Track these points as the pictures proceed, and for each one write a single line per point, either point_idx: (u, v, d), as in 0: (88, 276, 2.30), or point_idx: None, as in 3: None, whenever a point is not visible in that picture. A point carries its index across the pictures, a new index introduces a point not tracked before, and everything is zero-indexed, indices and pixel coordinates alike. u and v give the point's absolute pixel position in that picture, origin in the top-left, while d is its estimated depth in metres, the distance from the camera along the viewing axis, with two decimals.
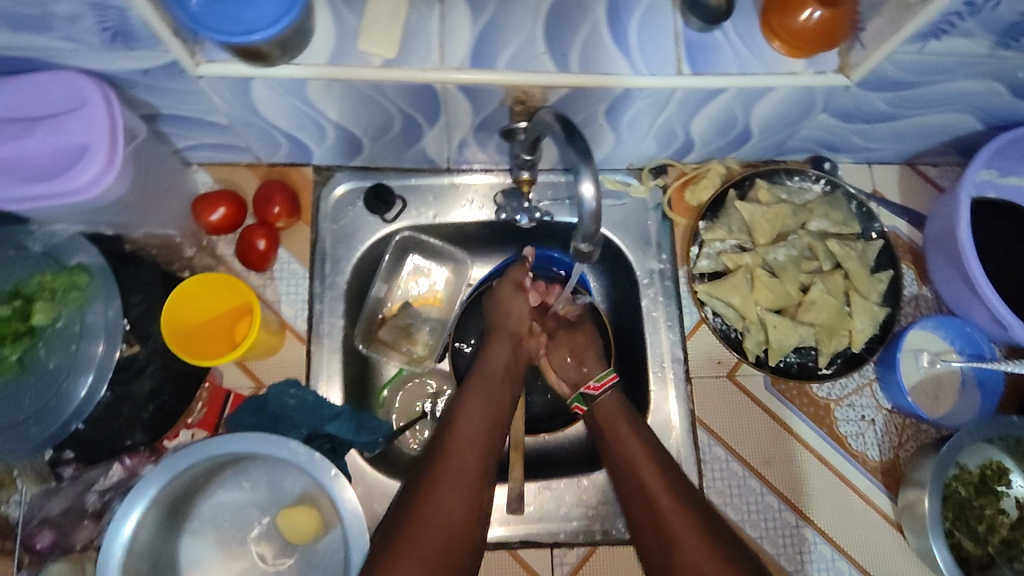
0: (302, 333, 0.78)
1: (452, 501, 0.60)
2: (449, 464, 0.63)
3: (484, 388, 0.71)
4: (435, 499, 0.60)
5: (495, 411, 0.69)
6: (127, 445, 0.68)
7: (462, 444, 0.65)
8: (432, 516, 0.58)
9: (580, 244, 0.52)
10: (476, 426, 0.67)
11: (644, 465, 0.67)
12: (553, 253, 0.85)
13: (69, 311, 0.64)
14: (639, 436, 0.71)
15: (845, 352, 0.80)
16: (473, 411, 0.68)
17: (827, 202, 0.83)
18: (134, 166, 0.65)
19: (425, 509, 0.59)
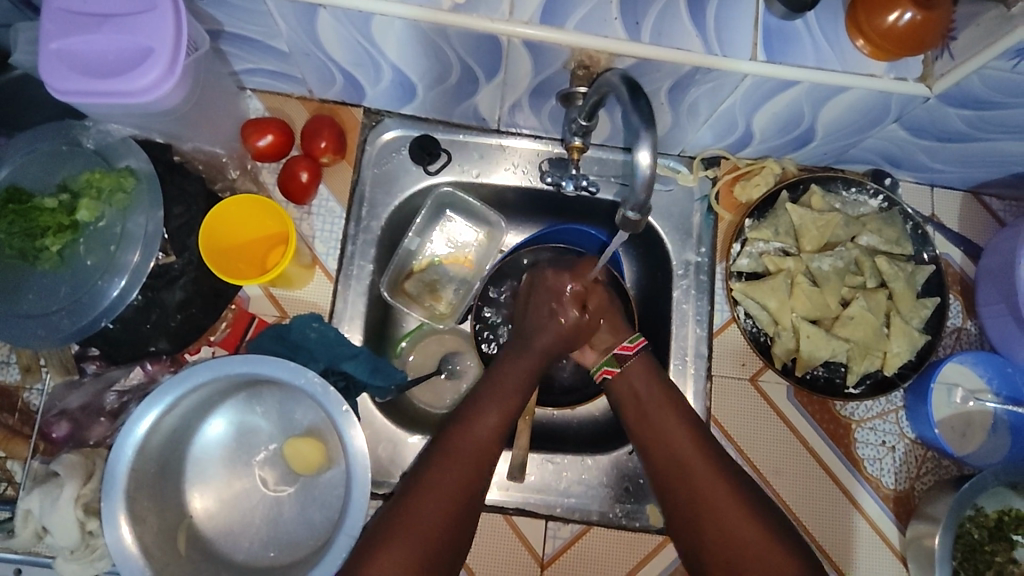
0: (331, 271, 0.78)
1: (453, 480, 0.61)
2: (455, 447, 0.63)
3: (510, 372, 0.71)
4: (436, 484, 0.60)
5: (520, 394, 0.69)
6: (150, 351, 0.68)
7: (474, 427, 0.65)
8: (428, 499, 0.60)
9: (627, 212, 0.49)
10: (493, 407, 0.67)
11: (664, 407, 0.67)
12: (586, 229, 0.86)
13: (112, 212, 0.64)
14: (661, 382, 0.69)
15: (876, 374, 0.77)
16: (495, 396, 0.68)
17: (881, 218, 0.80)
18: (193, 78, 0.65)
19: (426, 489, 0.60)
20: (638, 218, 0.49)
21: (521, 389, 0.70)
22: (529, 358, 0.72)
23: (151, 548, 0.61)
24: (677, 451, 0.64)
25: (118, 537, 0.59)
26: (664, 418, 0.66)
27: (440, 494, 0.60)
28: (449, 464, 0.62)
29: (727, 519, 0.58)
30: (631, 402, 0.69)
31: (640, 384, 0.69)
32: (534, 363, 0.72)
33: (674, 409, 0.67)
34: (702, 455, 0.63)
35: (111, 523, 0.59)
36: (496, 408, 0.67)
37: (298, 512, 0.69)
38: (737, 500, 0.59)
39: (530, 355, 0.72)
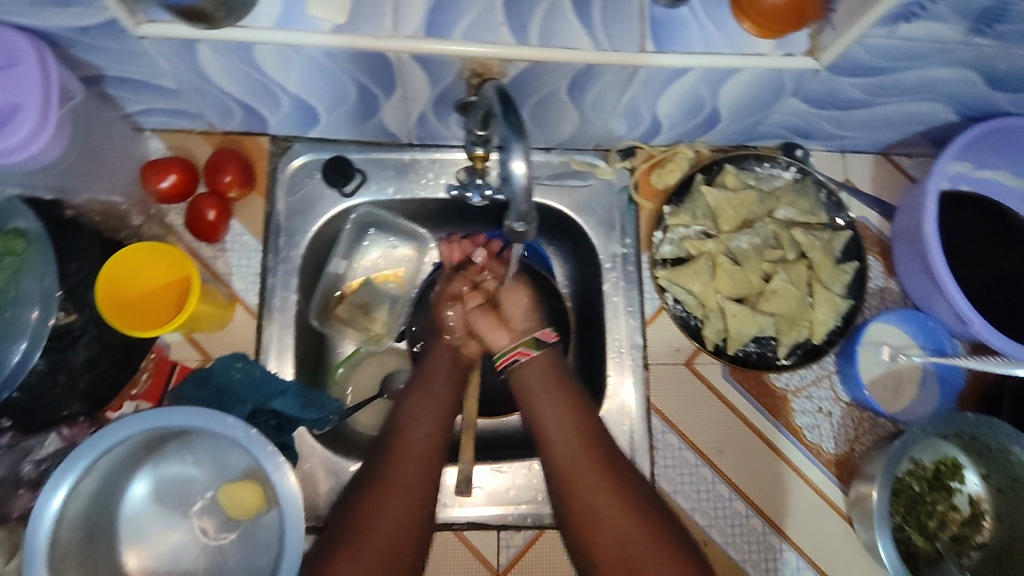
0: (252, 307, 0.77)
1: (400, 496, 0.61)
2: (399, 464, 0.63)
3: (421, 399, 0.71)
4: (385, 499, 0.60)
5: (438, 419, 0.69)
6: (64, 416, 0.66)
7: (412, 444, 0.65)
8: (379, 516, 0.59)
9: (515, 226, 0.53)
10: (419, 429, 0.67)
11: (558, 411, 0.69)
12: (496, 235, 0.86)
13: (5, 276, 0.62)
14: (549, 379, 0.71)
15: (806, 344, 0.79)
16: (415, 420, 0.68)
17: (795, 190, 0.81)
18: (72, 129, 0.63)
19: (373, 508, 0.60)
20: (524, 230, 0.54)
21: (438, 415, 0.69)
22: (436, 389, 0.72)
23: None
24: (565, 457, 0.66)
25: None
26: (561, 422, 0.68)
27: (389, 510, 0.60)
28: (394, 477, 0.62)
29: (610, 523, 0.61)
30: (531, 403, 0.71)
31: (538, 388, 0.71)
32: (442, 388, 0.73)
33: (563, 400, 0.69)
34: (591, 456, 0.65)
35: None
36: (417, 439, 0.66)
37: (242, 558, 0.67)
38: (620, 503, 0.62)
39: (436, 388, 0.72)
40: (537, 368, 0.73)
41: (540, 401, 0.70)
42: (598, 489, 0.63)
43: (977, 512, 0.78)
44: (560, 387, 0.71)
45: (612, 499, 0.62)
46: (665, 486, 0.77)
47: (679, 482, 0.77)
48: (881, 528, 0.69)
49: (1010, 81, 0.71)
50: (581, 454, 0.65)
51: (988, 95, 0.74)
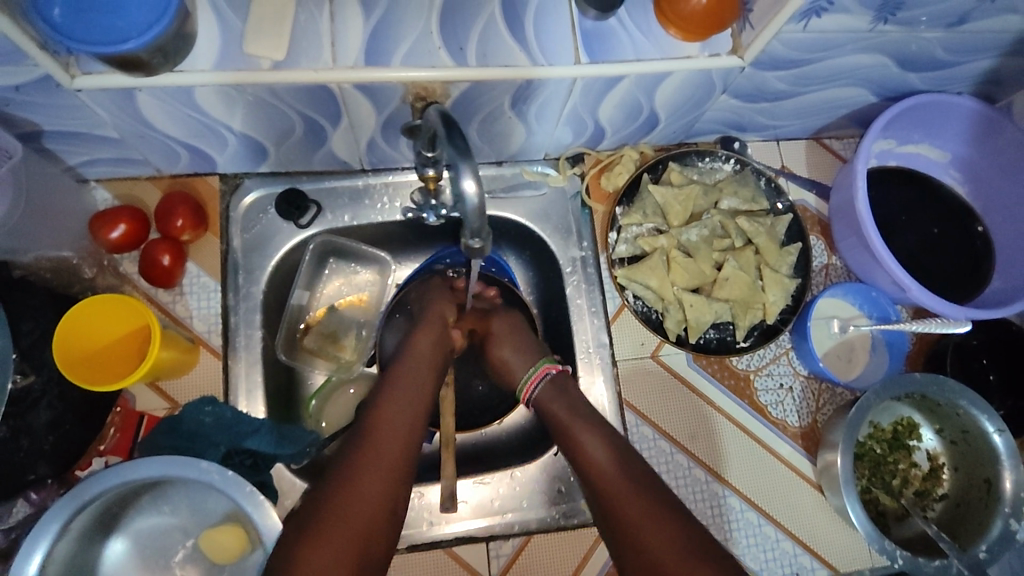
0: (217, 349, 0.76)
1: (376, 479, 0.60)
2: (375, 450, 0.62)
3: (407, 379, 0.71)
4: (361, 482, 0.59)
5: (421, 403, 0.69)
6: (31, 480, 0.64)
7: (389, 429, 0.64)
8: (354, 499, 0.58)
9: (472, 241, 0.55)
10: (401, 414, 0.66)
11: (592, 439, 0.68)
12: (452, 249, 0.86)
13: None
14: (569, 406, 0.72)
15: (761, 325, 0.83)
16: (397, 406, 0.67)
17: (736, 180, 0.85)
18: (13, 189, 0.62)
19: (349, 492, 0.58)
20: (481, 245, 0.55)
21: (422, 398, 0.69)
22: (416, 381, 0.70)
23: None
24: (606, 482, 0.64)
25: None
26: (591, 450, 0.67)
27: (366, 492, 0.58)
28: (369, 460, 0.61)
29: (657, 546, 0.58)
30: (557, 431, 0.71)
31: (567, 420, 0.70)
32: (425, 371, 0.73)
33: (583, 424, 0.69)
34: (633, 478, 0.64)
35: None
36: (390, 446, 0.63)
37: None
38: (664, 520, 0.60)
39: (421, 371, 0.72)
40: (558, 396, 0.73)
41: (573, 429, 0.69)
42: (642, 512, 0.60)
43: (937, 466, 0.82)
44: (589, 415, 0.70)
45: (658, 520, 0.60)
46: None
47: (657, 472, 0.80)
48: (849, 492, 0.73)
49: (919, 61, 0.76)
50: (620, 476, 0.64)
51: (901, 77, 0.79)
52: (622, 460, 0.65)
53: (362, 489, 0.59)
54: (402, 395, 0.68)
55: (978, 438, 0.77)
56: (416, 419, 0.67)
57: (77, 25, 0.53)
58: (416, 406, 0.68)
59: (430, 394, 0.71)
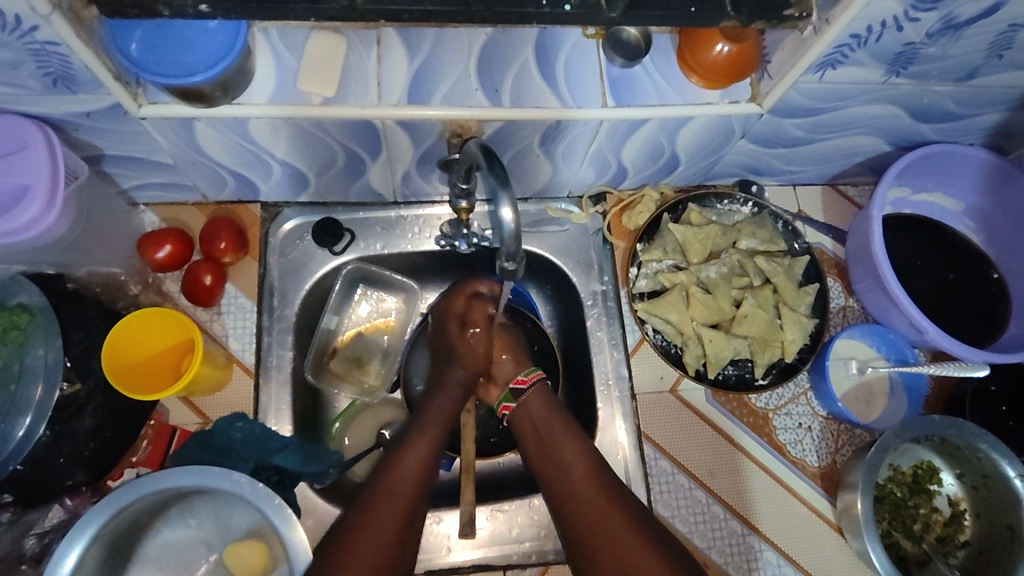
0: (250, 367, 0.79)
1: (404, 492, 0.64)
2: (398, 469, 0.66)
3: (437, 415, 0.74)
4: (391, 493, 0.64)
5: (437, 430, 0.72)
6: (67, 486, 0.66)
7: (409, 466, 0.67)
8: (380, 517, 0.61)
9: (506, 262, 0.57)
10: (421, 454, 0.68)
11: (569, 448, 0.72)
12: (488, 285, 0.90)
13: (8, 350, 0.63)
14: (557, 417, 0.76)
15: (780, 363, 0.84)
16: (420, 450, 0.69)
17: (754, 222, 0.88)
18: (76, 206, 0.66)
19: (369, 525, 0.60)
20: (514, 267, 0.58)
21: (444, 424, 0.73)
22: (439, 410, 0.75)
23: None
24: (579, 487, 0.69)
25: None
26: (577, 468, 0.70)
27: (388, 514, 0.62)
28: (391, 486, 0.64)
29: (625, 557, 0.62)
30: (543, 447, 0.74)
31: (543, 430, 0.75)
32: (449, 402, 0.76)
33: (569, 438, 0.73)
34: (598, 491, 0.68)
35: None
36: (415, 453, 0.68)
37: None
38: (632, 533, 0.63)
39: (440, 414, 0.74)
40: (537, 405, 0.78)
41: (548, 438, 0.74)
42: (606, 513, 0.66)
43: (958, 512, 0.81)
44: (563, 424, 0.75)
45: (622, 526, 0.64)
46: (662, 511, 0.79)
47: (675, 507, 0.79)
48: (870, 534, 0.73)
49: (932, 113, 0.79)
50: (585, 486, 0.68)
51: (914, 127, 0.82)
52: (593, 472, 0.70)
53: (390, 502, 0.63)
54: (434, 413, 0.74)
55: (998, 483, 0.77)
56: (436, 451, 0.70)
57: (150, 58, 0.58)
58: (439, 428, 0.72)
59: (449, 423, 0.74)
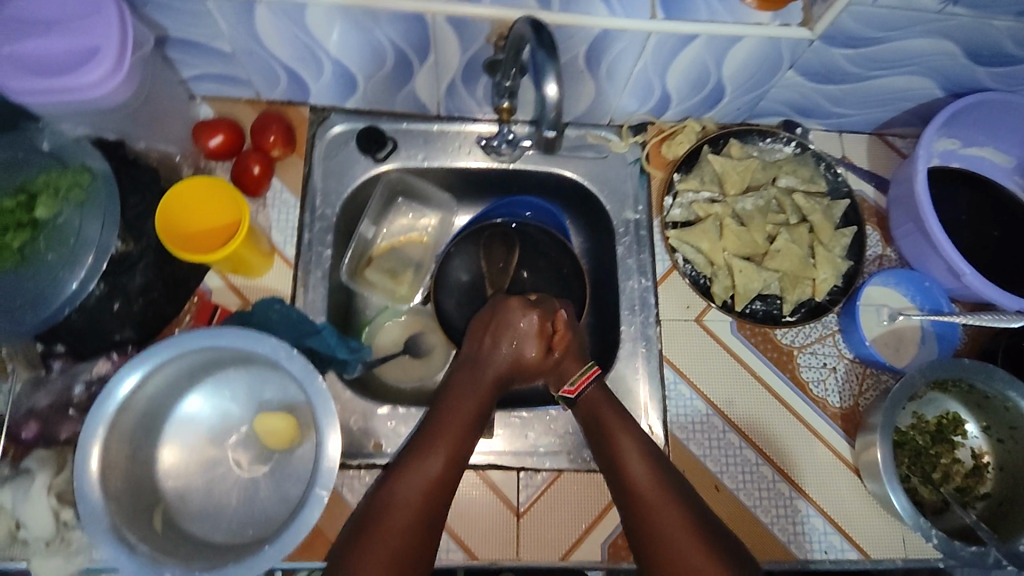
0: (290, 259, 0.82)
1: (421, 487, 0.63)
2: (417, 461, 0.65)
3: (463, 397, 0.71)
4: (403, 485, 0.63)
5: (463, 432, 0.68)
6: (115, 341, 0.70)
7: (427, 456, 0.65)
8: (397, 517, 0.61)
9: (545, 131, 0.62)
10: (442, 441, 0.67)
11: (627, 442, 0.69)
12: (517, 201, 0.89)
13: (69, 208, 0.68)
14: (615, 410, 0.72)
15: (809, 302, 0.84)
16: (439, 437, 0.67)
17: (795, 160, 0.87)
18: (141, 75, 0.69)
19: (384, 526, 0.61)
20: (555, 137, 0.63)
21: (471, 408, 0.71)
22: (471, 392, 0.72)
23: (121, 524, 0.61)
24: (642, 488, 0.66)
25: (88, 502, 0.60)
26: (640, 476, 0.66)
27: (401, 514, 0.61)
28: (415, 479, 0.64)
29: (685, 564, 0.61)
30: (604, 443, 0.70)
31: (608, 426, 0.70)
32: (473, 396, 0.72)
33: (627, 431, 0.69)
34: (660, 490, 0.65)
35: (82, 478, 0.60)
36: (431, 442, 0.66)
37: (273, 489, 0.71)
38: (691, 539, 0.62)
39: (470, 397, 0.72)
40: (600, 399, 0.73)
41: (608, 432, 0.70)
42: (667, 516, 0.63)
43: (981, 465, 0.80)
44: (629, 424, 0.71)
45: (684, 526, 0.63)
46: (677, 433, 0.80)
47: (691, 430, 0.80)
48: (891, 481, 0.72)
49: (989, 53, 0.77)
50: (655, 493, 0.65)
51: (969, 69, 0.81)
52: (654, 476, 0.66)
53: (403, 497, 0.62)
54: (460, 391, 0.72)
55: None
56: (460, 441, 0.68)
57: None
58: (463, 412, 0.70)
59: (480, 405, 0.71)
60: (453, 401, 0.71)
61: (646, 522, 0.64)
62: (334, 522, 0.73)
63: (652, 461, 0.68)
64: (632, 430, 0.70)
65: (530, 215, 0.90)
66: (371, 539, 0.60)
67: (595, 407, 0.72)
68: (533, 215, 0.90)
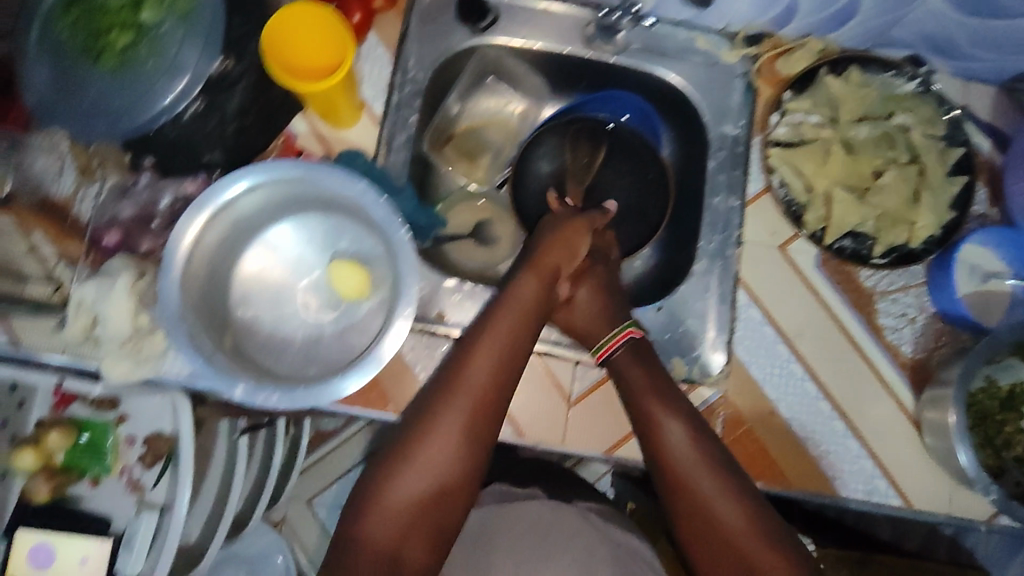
0: (377, 116, 0.79)
1: (456, 432, 0.62)
2: (449, 403, 0.62)
3: (504, 331, 0.66)
4: (440, 427, 0.62)
5: (499, 369, 0.64)
6: (204, 162, 0.70)
7: (461, 398, 0.62)
8: (427, 458, 0.61)
9: None
10: (476, 383, 0.63)
11: (658, 404, 0.69)
12: (616, 97, 0.86)
13: (173, 16, 0.65)
14: (645, 368, 0.71)
15: (902, 249, 0.79)
16: (474, 376, 0.63)
17: (917, 99, 0.82)
18: None
19: (415, 466, 0.60)
20: None
21: (509, 339, 0.66)
22: (516, 323, 0.67)
23: (198, 332, 0.63)
24: (670, 452, 0.67)
25: (167, 303, 0.62)
26: (678, 442, 0.67)
27: (434, 456, 0.61)
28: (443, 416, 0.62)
29: (720, 524, 0.63)
30: (632, 398, 0.70)
31: (638, 381, 0.70)
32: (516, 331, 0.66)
33: (658, 391, 0.69)
34: (697, 455, 0.66)
35: (166, 280, 0.63)
36: (466, 381, 0.63)
37: (339, 336, 0.72)
38: (725, 505, 0.64)
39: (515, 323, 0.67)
40: (629, 354, 0.72)
41: (640, 388, 0.70)
42: (700, 479, 0.65)
43: None
44: (658, 380, 0.71)
45: (719, 489, 0.65)
46: (741, 354, 0.79)
47: (756, 355, 0.78)
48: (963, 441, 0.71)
49: None
50: (690, 458, 0.66)
51: None
52: (691, 443, 0.67)
53: (439, 438, 0.61)
54: (502, 324, 0.66)
55: None
56: (501, 381, 0.64)
57: None
58: (508, 349, 0.65)
59: (527, 338, 0.67)
60: (496, 334, 0.65)
61: (677, 485, 0.66)
62: (393, 377, 0.74)
63: (686, 423, 0.68)
64: (663, 386, 0.70)
65: (626, 119, 0.87)
66: (403, 474, 0.61)
67: (624, 361, 0.72)
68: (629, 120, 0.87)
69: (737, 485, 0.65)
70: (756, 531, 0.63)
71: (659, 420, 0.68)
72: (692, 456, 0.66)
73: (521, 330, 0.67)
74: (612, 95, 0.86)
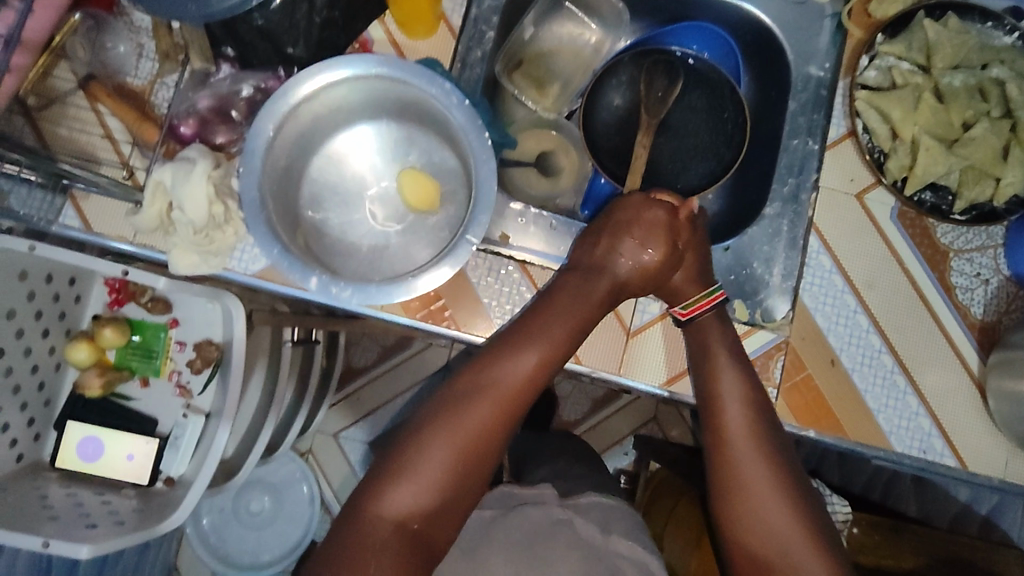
0: (455, 28, 0.77)
1: (492, 409, 0.64)
2: (490, 378, 0.65)
3: (555, 316, 0.69)
4: (478, 401, 0.64)
5: (543, 356, 0.67)
6: (286, 55, 0.70)
7: (503, 375, 0.66)
8: (460, 429, 0.63)
9: None
10: (518, 365, 0.66)
11: (729, 380, 0.70)
12: (692, 28, 0.85)
13: None
14: (727, 343, 0.72)
15: (983, 207, 0.77)
16: (519, 357, 0.67)
17: (1016, 51, 0.77)
18: None
19: (445, 436, 0.62)
20: None
21: (561, 328, 0.69)
22: (568, 311, 0.70)
23: (274, 222, 0.63)
24: (730, 430, 0.68)
25: (248, 190, 0.62)
26: (740, 422, 0.68)
27: (467, 428, 0.63)
28: (469, 415, 0.63)
29: (762, 506, 0.64)
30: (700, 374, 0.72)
31: (713, 355, 0.71)
32: (565, 320, 0.69)
33: (731, 368, 0.71)
34: (754, 439, 0.67)
35: (248, 166, 0.62)
36: (507, 361, 0.66)
37: (404, 247, 0.71)
38: (770, 489, 0.65)
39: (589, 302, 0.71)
40: (713, 326, 0.73)
41: (712, 362, 0.71)
42: (754, 461, 0.66)
43: None
44: (733, 355, 0.71)
45: (767, 474, 0.65)
46: (806, 301, 0.77)
47: (821, 303, 0.77)
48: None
49: None
50: (749, 441, 0.67)
51: None
52: (751, 427, 0.68)
53: (473, 411, 0.64)
54: (554, 312, 0.69)
55: None
56: (544, 363, 0.67)
57: None
58: (556, 336, 0.68)
59: (579, 325, 0.70)
60: (546, 323, 0.69)
61: (727, 464, 0.67)
62: (455, 294, 0.74)
63: (750, 403, 0.69)
64: (736, 363, 0.71)
65: (705, 55, 0.86)
66: (430, 445, 0.62)
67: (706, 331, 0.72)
68: (709, 53, 0.86)
69: (783, 473, 0.66)
70: (798, 522, 0.63)
71: (724, 397, 0.70)
72: (749, 449, 0.67)
73: (569, 335, 0.69)
74: (691, 27, 0.85)
